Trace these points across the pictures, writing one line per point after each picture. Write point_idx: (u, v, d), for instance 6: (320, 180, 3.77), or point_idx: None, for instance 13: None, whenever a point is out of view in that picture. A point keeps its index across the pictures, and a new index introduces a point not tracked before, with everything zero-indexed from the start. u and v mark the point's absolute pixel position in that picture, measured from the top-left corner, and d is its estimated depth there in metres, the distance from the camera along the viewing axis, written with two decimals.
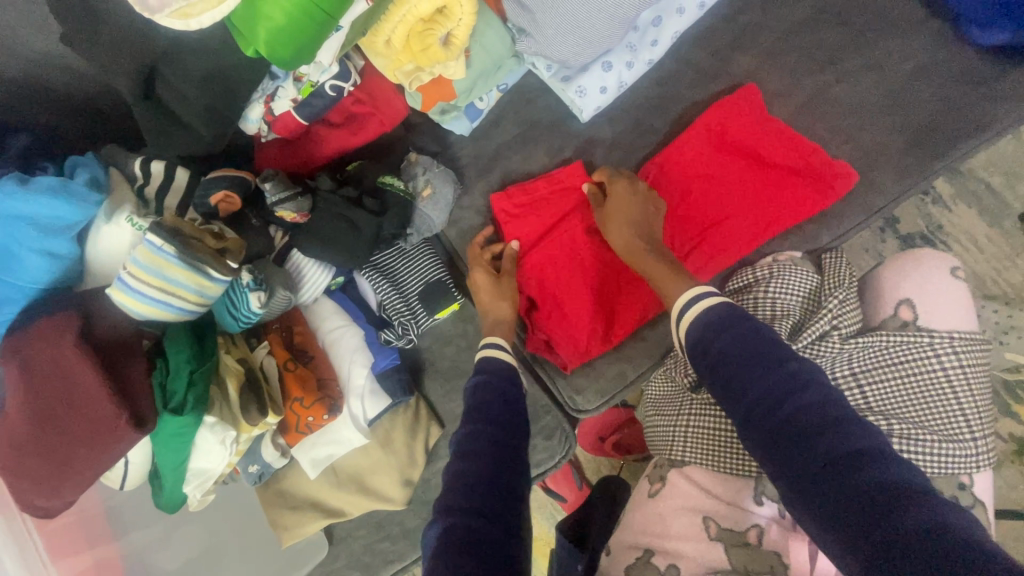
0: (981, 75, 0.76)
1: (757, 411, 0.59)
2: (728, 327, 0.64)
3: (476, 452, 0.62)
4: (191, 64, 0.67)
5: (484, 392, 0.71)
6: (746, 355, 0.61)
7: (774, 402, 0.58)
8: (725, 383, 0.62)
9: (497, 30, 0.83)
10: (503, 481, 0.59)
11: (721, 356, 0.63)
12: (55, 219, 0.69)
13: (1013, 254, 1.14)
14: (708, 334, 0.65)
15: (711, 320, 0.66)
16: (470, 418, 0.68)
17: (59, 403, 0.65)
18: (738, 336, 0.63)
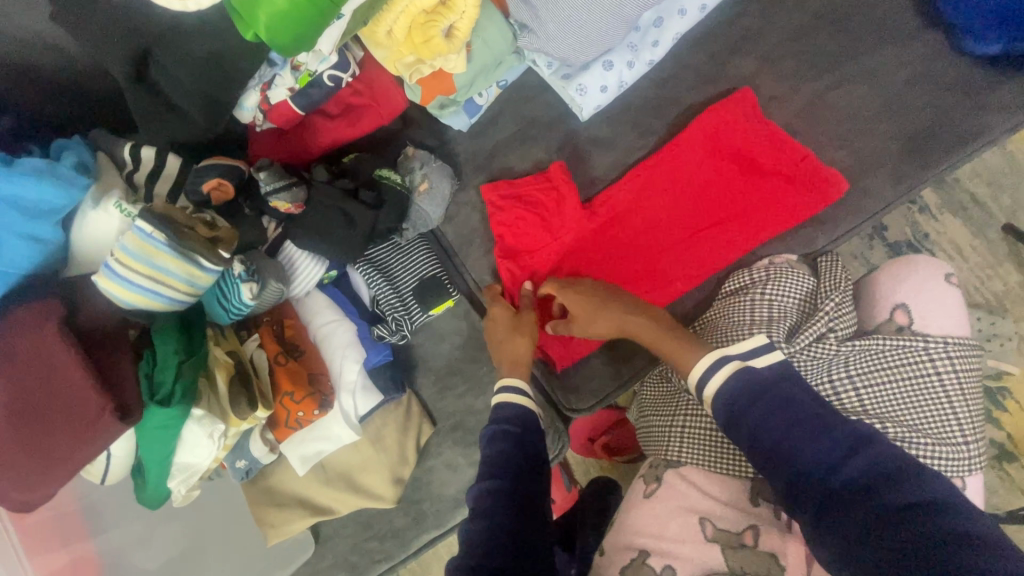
0: (976, 85, 0.78)
1: (807, 475, 0.57)
2: (756, 398, 0.61)
3: (492, 512, 0.61)
4: (188, 46, 0.66)
5: (501, 444, 0.67)
6: (789, 423, 0.59)
7: (829, 467, 0.57)
8: (768, 455, 0.59)
9: (499, 26, 0.83)
10: (521, 539, 0.59)
11: (758, 430, 0.60)
12: (38, 202, 0.67)
13: (997, 264, 1.17)
14: (734, 408, 0.63)
15: (736, 394, 0.63)
16: (488, 475, 0.64)
17: (40, 393, 0.63)
18: (775, 403, 0.60)
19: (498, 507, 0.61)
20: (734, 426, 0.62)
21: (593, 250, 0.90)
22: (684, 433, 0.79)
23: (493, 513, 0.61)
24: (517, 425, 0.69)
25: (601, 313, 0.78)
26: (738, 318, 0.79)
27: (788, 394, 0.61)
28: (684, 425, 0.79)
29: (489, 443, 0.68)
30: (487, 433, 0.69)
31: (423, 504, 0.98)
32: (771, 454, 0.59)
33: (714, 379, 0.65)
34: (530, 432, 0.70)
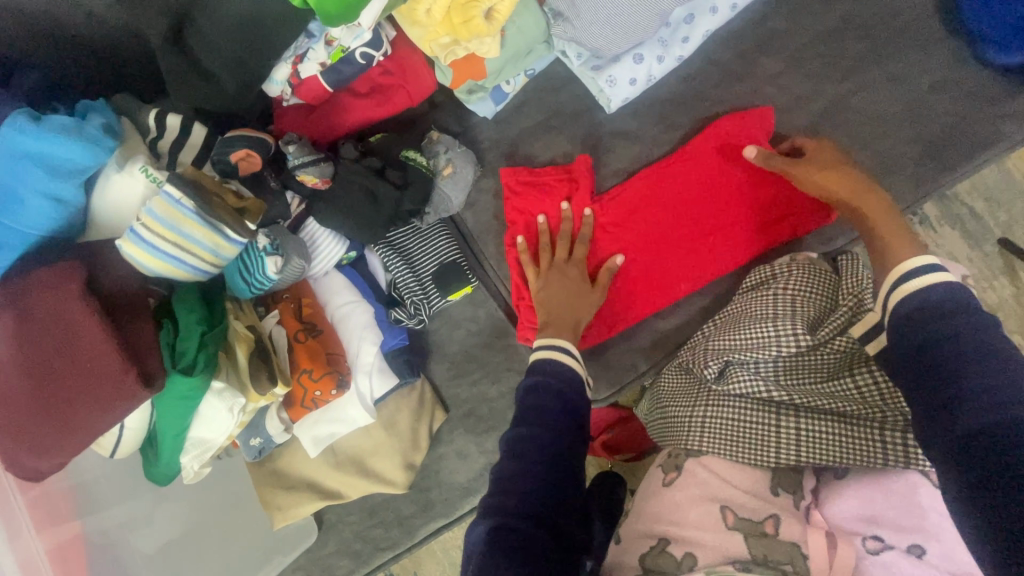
0: (993, 94, 0.81)
1: (959, 409, 0.52)
2: (952, 312, 0.56)
3: (518, 456, 0.62)
4: (229, 9, 0.65)
5: (538, 395, 0.67)
6: (961, 350, 0.53)
7: (990, 405, 0.50)
8: (924, 373, 0.55)
9: (534, 14, 0.84)
10: (548, 490, 0.59)
11: (935, 343, 0.55)
12: (63, 161, 0.64)
13: (992, 277, 1.21)
14: (919, 315, 0.58)
15: (938, 298, 0.58)
16: (521, 423, 0.65)
17: (59, 355, 0.61)
18: (967, 327, 0.54)
19: (525, 451, 0.62)
20: (910, 330, 0.58)
21: (613, 240, 0.89)
22: (705, 421, 0.81)
23: (520, 455, 0.62)
24: (555, 378, 0.69)
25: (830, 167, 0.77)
26: (760, 311, 0.80)
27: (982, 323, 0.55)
28: (706, 414, 0.81)
29: (528, 391, 0.69)
30: (525, 382, 0.69)
31: (431, 492, 0.97)
32: (926, 374, 0.55)
33: (918, 279, 0.60)
34: (569, 387, 0.69)
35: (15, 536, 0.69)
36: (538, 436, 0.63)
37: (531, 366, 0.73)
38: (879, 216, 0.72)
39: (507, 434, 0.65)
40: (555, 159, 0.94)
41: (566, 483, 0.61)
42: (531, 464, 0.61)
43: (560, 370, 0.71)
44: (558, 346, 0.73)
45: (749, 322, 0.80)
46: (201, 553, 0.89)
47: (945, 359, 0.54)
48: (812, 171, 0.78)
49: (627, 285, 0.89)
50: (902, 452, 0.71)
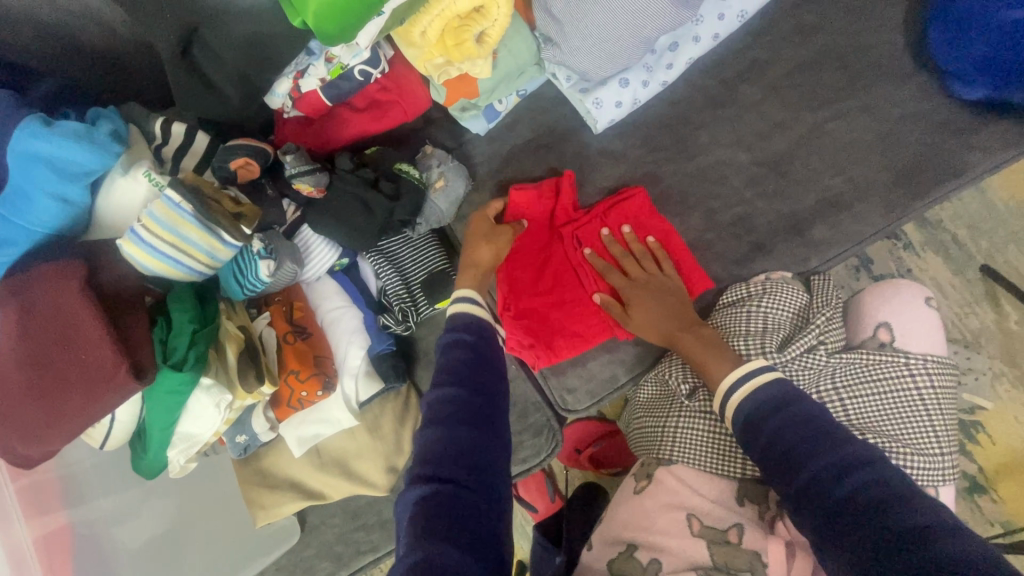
0: (962, 126, 0.84)
1: (813, 489, 0.59)
2: (781, 406, 0.65)
3: (445, 416, 0.61)
4: (234, 30, 0.68)
5: (457, 352, 0.68)
6: (796, 437, 0.62)
7: (834, 479, 0.58)
8: (778, 460, 0.62)
9: (525, 38, 0.88)
10: (481, 450, 0.59)
11: (779, 432, 0.63)
12: (72, 164, 0.68)
13: (974, 303, 1.23)
14: (758, 416, 0.67)
15: (765, 401, 0.67)
16: (447, 381, 0.65)
17: (55, 347, 0.64)
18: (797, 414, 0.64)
19: (450, 410, 0.61)
20: (755, 432, 0.66)
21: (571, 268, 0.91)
22: (676, 433, 0.84)
23: (449, 416, 0.61)
24: (473, 335, 0.70)
25: (648, 315, 0.82)
26: (733, 329, 0.83)
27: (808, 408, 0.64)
28: (677, 426, 0.84)
29: (445, 352, 0.69)
30: (445, 341, 0.70)
31: None
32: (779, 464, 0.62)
33: (738, 390, 0.70)
34: (485, 343, 0.70)
35: (5, 524, 0.72)
36: (465, 393, 0.63)
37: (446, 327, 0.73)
38: (703, 349, 0.77)
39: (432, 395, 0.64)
40: (543, 175, 0.98)
41: (494, 441, 0.60)
42: (460, 424, 0.60)
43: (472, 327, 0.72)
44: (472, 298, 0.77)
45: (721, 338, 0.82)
46: (184, 551, 0.90)
47: (790, 446, 0.62)
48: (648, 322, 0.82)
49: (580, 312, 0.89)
50: None
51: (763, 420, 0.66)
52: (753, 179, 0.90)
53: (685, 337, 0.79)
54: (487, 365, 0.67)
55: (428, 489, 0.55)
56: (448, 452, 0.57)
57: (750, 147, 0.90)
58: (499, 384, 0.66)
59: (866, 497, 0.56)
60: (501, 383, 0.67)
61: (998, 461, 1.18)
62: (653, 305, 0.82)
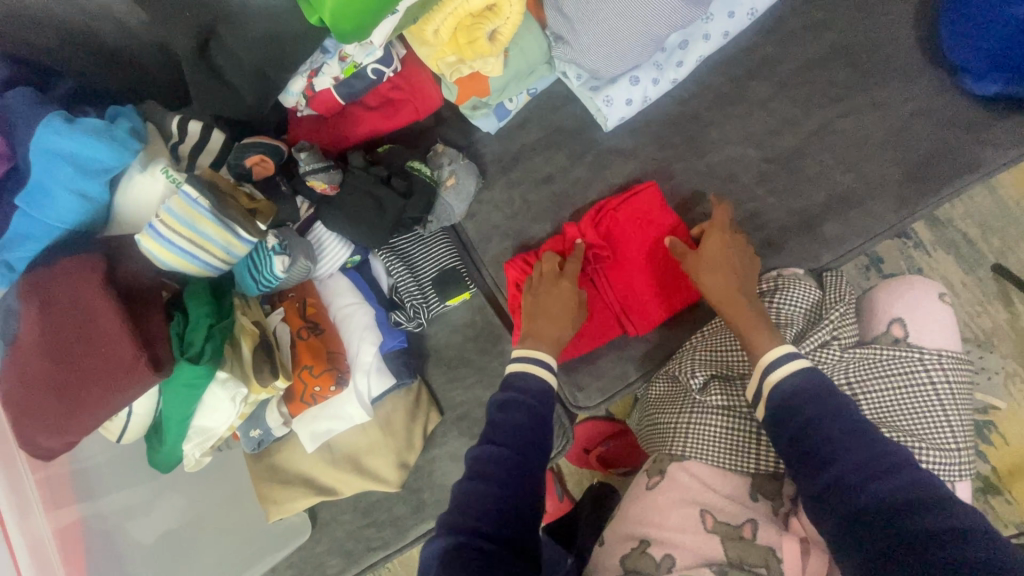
0: (973, 121, 0.84)
1: (840, 487, 0.60)
2: (813, 398, 0.66)
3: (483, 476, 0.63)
4: (251, 27, 0.70)
5: (513, 413, 0.69)
6: (829, 436, 0.62)
7: (864, 480, 0.59)
8: (805, 456, 0.63)
9: (536, 36, 0.89)
10: (517, 509, 0.60)
11: (811, 427, 0.64)
12: (93, 160, 0.69)
13: (986, 301, 1.22)
14: (791, 405, 0.67)
15: (800, 388, 0.67)
16: (495, 439, 0.66)
17: (75, 341, 0.65)
18: (833, 409, 0.64)
19: (492, 469, 0.63)
20: (785, 419, 0.66)
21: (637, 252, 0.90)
22: (689, 430, 0.84)
23: (492, 475, 0.62)
24: (531, 399, 0.72)
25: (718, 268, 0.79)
26: None
27: (843, 404, 0.64)
28: (690, 423, 0.84)
29: (499, 409, 0.70)
30: (498, 398, 0.71)
31: (423, 493, 0.98)
32: (807, 459, 0.63)
33: (780, 369, 0.69)
34: (543, 408, 0.72)
35: (25, 514, 0.72)
36: (508, 455, 0.64)
37: (507, 381, 0.75)
38: (749, 320, 0.76)
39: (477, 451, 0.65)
40: (553, 173, 0.98)
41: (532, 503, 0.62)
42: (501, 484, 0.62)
43: (536, 390, 0.73)
44: (533, 359, 0.77)
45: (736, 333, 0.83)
46: (197, 545, 0.91)
47: (822, 444, 0.63)
48: (712, 275, 0.79)
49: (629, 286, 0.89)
50: None
51: (793, 412, 0.66)
52: (763, 176, 0.90)
53: (740, 302, 0.78)
54: (539, 431, 0.68)
55: (455, 539, 0.57)
56: (485, 506, 0.59)
57: (760, 144, 0.91)
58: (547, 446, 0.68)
59: (891, 501, 0.57)
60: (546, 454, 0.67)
61: (1012, 462, 1.17)
62: (722, 258, 0.80)
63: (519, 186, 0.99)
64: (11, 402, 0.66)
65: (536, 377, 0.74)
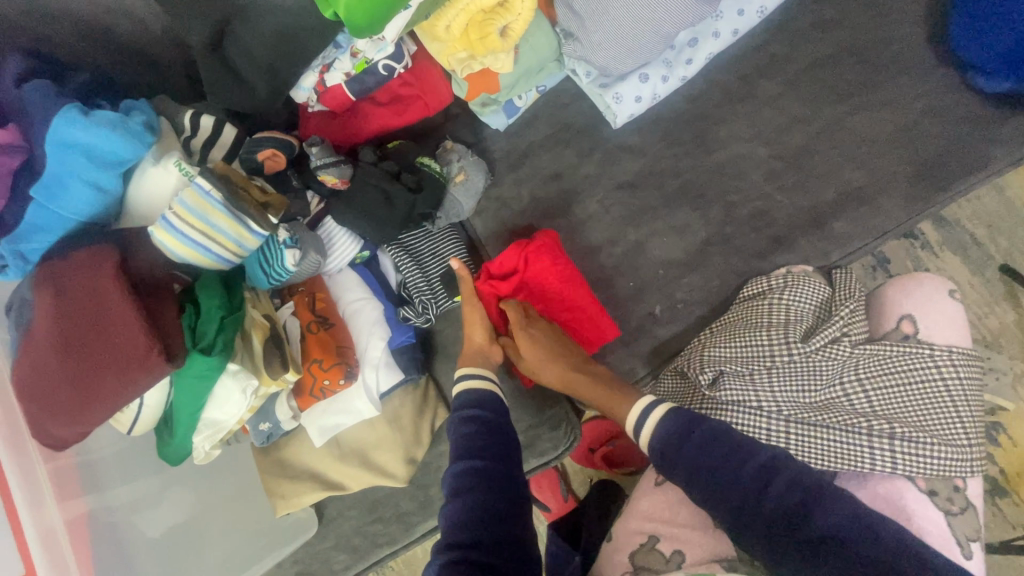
0: (984, 119, 0.84)
1: (742, 503, 0.69)
2: (689, 437, 0.73)
3: (468, 490, 0.67)
4: (265, 23, 0.70)
5: (472, 427, 0.74)
6: (717, 460, 0.71)
7: (758, 491, 0.69)
8: (708, 485, 0.71)
9: (546, 33, 0.89)
10: (499, 517, 0.65)
11: (699, 458, 0.72)
12: (107, 152, 0.69)
13: (993, 302, 1.22)
14: (671, 446, 0.74)
15: (671, 432, 0.74)
16: (462, 456, 0.71)
17: (90, 331, 0.65)
18: (707, 438, 0.72)
19: (479, 483, 0.68)
20: (672, 460, 0.73)
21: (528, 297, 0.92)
22: None
23: (469, 490, 0.67)
24: (488, 411, 0.76)
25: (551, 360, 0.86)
26: (757, 319, 0.83)
27: (717, 431, 0.73)
28: None
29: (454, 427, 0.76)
30: (458, 417, 0.76)
31: (431, 488, 0.98)
32: (707, 488, 0.71)
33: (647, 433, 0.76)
34: (500, 417, 0.76)
35: (37, 506, 0.72)
36: (497, 469, 0.69)
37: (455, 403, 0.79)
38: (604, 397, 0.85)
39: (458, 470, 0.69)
40: (562, 170, 0.98)
41: (513, 508, 0.67)
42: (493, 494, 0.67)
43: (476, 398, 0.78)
44: (477, 375, 0.81)
45: (746, 329, 0.83)
46: (204, 538, 0.91)
47: (713, 471, 0.71)
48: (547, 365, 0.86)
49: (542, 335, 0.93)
50: (885, 460, 0.76)
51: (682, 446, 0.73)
52: (772, 174, 0.90)
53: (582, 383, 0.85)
54: (503, 440, 0.73)
55: (453, 554, 0.61)
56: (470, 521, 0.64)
57: (769, 141, 0.91)
58: (514, 454, 0.73)
59: (785, 508, 0.67)
60: (516, 451, 0.73)
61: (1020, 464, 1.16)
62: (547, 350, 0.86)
63: (527, 183, 1.00)
64: (25, 392, 0.66)
65: (476, 393, 0.78)
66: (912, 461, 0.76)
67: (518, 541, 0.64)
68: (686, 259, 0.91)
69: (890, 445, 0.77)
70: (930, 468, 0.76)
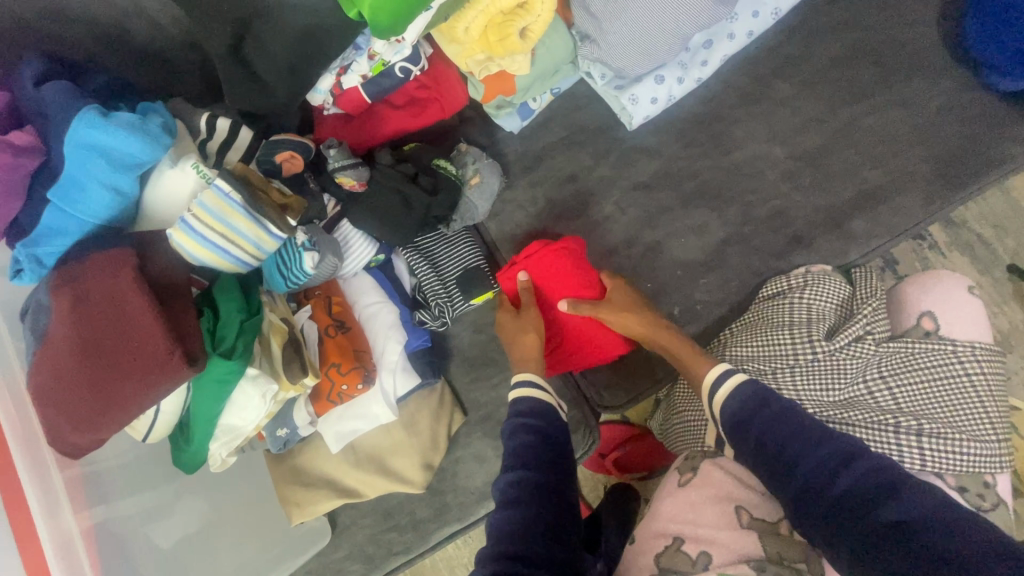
0: (998, 118, 0.85)
1: (809, 487, 0.65)
2: (759, 408, 0.70)
3: (520, 501, 0.64)
4: (287, 19, 0.70)
5: (524, 436, 0.71)
6: (787, 436, 0.68)
7: (827, 475, 0.64)
8: (772, 459, 0.68)
9: (562, 35, 0.89)
10: (549, 527, 0.62)
11: (766, 434, 0.69)
12: (125, 153, 0.68)
13: (1003, 302, 1.23)
14: (743, 414, 0.71)
15: (745, 403, 0.72)
16: (516, 466, 0.68)
17: (109, 335, 0.64)
18: (778, 414, 0.69)
19: (529, 494, 0.65)
20: (741, 431, 0.71)
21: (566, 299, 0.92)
22: None
23: (521, 501, 0.64)
24: (540, 420, 0.74)
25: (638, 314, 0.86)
26: (778, 319, 0.84)
27: (789, 407, 0.69)
28: None
29: (511, 437, 0.73)
30: (510, 425, 0.73)
31: (447, 495, 0.96)
32: (772, 463, 0.68)
33: (725, 382, 0.74)
34: (553, 427, 0.74)
35: (52, 515, 0.69)
36: (548, 479, 0.66)
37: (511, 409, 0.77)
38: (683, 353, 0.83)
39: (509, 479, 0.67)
40: (577, 172, 0.98)
41: (564, 519, 0.64)
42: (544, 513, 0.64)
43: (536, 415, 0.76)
44: (529, 381, 0.79)
45: (767, 329, 0.83)
46: (216, 550, 0.88)
47: (780, 447, 0.67)
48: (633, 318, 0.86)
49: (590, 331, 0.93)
50: (917, 458, 0.75)
51: (748, 421, 0.71)
52: (789, 173, 0.90)
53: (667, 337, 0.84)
54: (556, 450, 0.70)
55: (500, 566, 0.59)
56: (518, 531, 0.61)
57: (784, 142, 0.91)
58: (566, 462, 0.70)
59: (858, 492, 0.62)
60: (571, 464, 0.71)
61: None
62: (636, 304, 0.87)
63: (542, 186, 0.99)
64: (44, 398, 0.65)
65: (533, 400, 0.76)
66: (944, 459, 0.75)
67: (565, 554, 0.62)
68: (703, 260, 0.91)
69: (921, 443, 0.75)
70: (963, 467, 0.75)
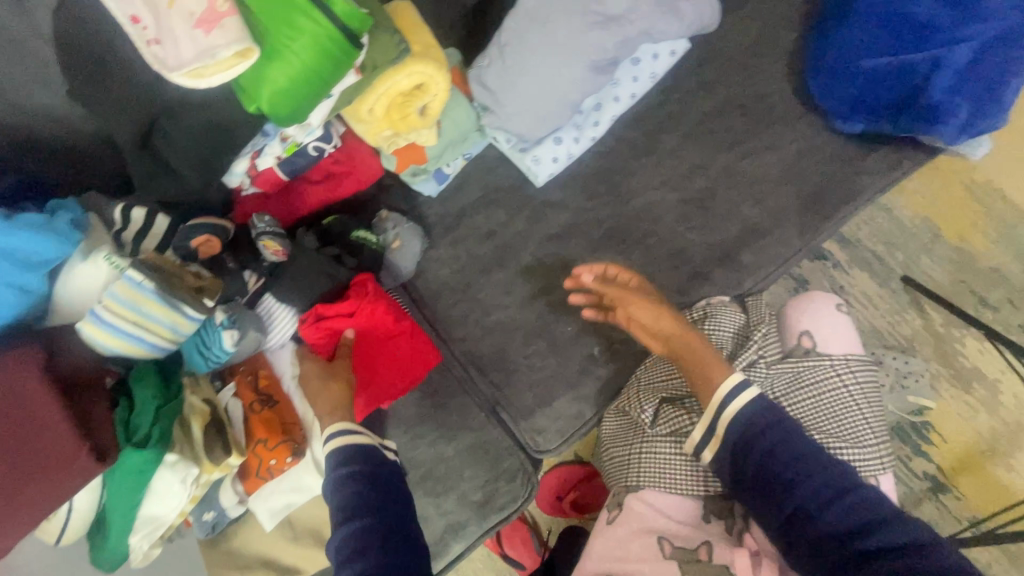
0: (851, 155, 0.97)
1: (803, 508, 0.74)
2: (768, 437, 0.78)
3: (363, 552, 0.71)
4: (190, 117, 0.74)
5: (349, 486, 0.77)
6: (787, 462, 0.76)
7: (822, 501, 0.74)
8: (771, 482, 0.76)
9: (463, 108, 0.97)
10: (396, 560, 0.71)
11: (767, 460, 0.77)
12: (32, 253, 0.70)
13: (902, 311, 1.34)
14: (749, 433, 0.79)
15: (749, 427, 0.79)
16: (353, 517, 0.74)
17: (10, 438, 0.63)
18: (777, 440, 0.78)
19: (367, 541, 0.72)
20: (747, 448, 0.79)
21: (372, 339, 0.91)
22: (641, 465, 0.90)
23: (366, 551, 0.71)
24: (360, 464, 0.80)
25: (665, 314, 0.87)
26: None
27: (789, 432, 0.78)
28: (642, 458, 0.90)
29: (336, 490, 0.77)
30: (335, 480, 0.78)
31: None
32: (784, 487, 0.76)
33: (736, 401, 0.80)
34: (371, 463, 0.81)
35: None
36: (379, 518, 0.74)
37: (333, 459, 0.81)
38: (691, 353, 0.84)
39: (353, 525, 0.73)
40: (494, 229, 1.04)
41: (409, 544, 0.74)
42: (384, 544, 0.72)
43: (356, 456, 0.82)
44: (352, 435, 0.82)
45: None
46: None
47: (779, 471, 0.76)
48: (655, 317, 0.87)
49: (401, 357, 0.92)
50: None
51: (746, 451, 0.79)
52: (683, 216, 0.99)
53: (695, 341, 0.85)
54: (378, 485, 0.78)
55: None
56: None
57: (676, 188, 1.00)
58: (391, 488, 0.79)
59: (858, 516, 0.72)
60: (394, 488, 0.80)
61: (951, 459, 1.25)
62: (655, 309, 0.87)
63: (463, 243, 1.05)
64: None
65: (353, 446, 0.81)
66: None
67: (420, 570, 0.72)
68: None
69: None
70: None
